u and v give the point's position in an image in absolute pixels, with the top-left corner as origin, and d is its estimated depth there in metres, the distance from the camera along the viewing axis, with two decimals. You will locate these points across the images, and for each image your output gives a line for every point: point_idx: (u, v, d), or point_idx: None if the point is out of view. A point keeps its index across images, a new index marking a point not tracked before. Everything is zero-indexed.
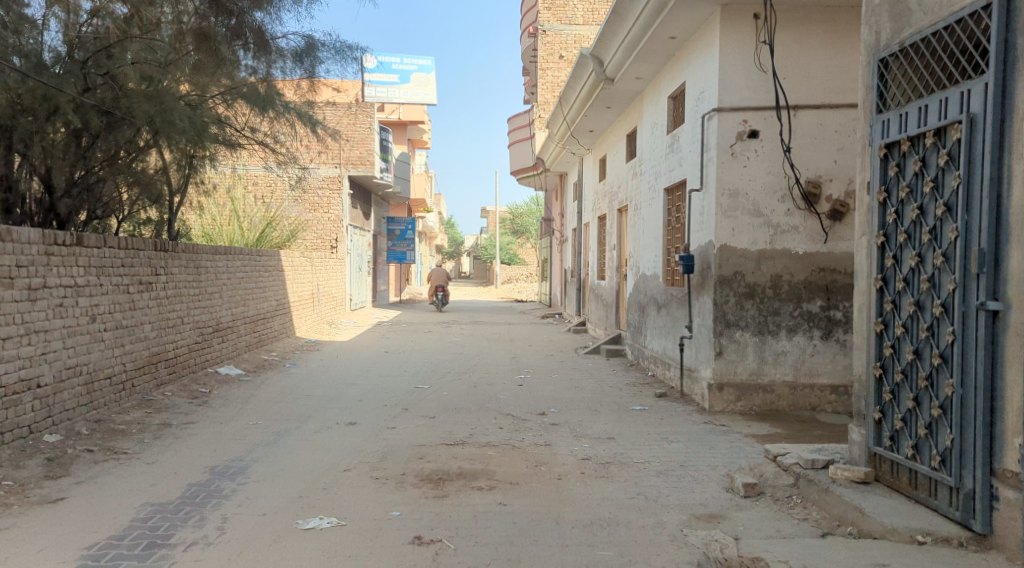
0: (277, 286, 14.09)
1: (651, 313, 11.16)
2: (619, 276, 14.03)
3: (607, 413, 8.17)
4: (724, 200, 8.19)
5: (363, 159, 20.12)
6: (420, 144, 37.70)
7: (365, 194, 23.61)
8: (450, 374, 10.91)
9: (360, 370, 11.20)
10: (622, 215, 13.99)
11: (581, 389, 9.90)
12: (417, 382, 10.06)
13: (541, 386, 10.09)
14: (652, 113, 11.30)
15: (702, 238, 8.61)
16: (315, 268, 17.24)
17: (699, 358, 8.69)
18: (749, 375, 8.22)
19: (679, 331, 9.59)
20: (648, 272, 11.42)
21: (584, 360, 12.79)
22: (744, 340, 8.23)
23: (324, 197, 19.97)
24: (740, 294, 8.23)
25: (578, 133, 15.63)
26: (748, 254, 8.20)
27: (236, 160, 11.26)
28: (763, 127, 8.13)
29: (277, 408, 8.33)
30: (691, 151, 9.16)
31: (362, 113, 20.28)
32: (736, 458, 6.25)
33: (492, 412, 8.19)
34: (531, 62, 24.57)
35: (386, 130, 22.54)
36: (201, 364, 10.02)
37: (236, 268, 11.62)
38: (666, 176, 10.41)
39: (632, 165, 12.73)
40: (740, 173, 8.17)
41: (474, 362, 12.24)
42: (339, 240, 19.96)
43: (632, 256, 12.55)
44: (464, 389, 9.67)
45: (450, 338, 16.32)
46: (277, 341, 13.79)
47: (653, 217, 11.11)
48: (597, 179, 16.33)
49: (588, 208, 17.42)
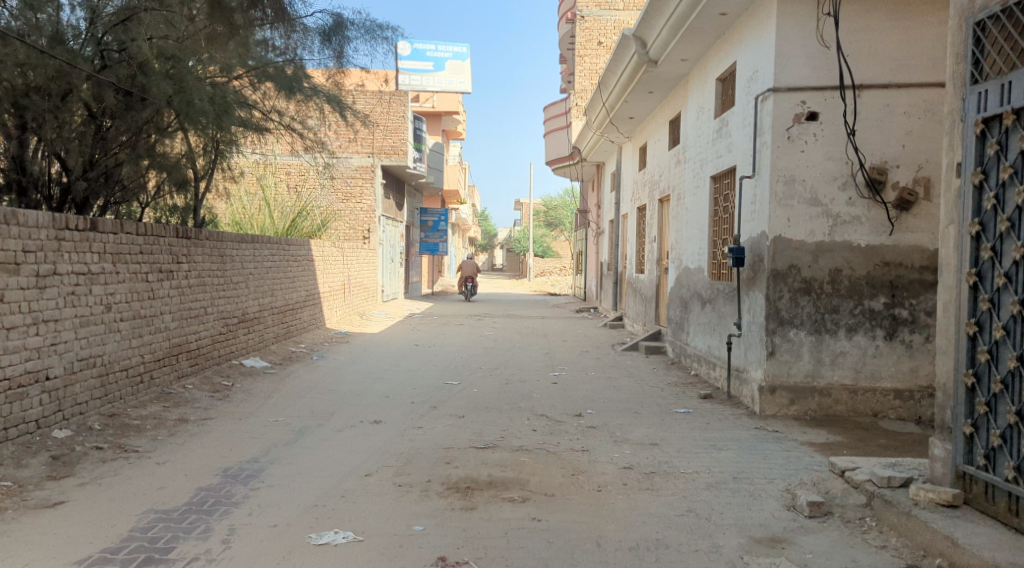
0: (307, 276, 13.71)
1: (695, 309, 10.58)
2: (660, 269, 13.44)
3: (649, 416, 7.64)
4: (778, 188, 7.61)
5: (395, 149, 19.66)
6: (454, 135, 37.28)
7: (398, 184, 23.23)
8: (482, 370, 10.44)
9: (388, 365, 10.77)
10: (663, 206, 13.40)
11: (620, 389, 9.37)
12: (447, 379, 9.61)
13: (578, 385, 9.58)
14: (698, 97, 10.70)
15: (754, 228, 8.02)
16: (346, 259, 16.86)
17: (748, 358, 8.12)
18: (804, 377, 7.64)
19: (726, 329, 9.01)
20: (691, 266, 10.84)
21: (622, 357, 12.24)
22: (799, 339, 7.64)
23: (357, 187, 19.50)
24: (795, 290, 7.65)
25: (617, 120, 15.06)
26: (805, 246, 7.61)
27: (264, 145, 10.89)
28: (823, 109, 7.53)
29: (300, 403, 7.92)
30: (742, 135, 8.58)
31: (395, 101, 19.87)
32: (795, 470, 5.69)
33: (526, 413, 7.69)
34: (569, 50, 23.97)
35: (420, 118, 22.12)
36: (225, 356, 9.61)
37: (264, 257, 11.22)
38: (713, 163, 9.83)
39: (675, 153, 12.14)
40: (798, 159, 7.58)
41: (507, 358, 11.75)
42: (372, 230, 19.56)
43: (674, 249, 11.97)
44: (496, 387, 9.19)
45: (482, 331, 15.85)
46: (306, 332, 13.41)
47: (698, 207, 10.53)
48: (637, 168, 15.74)
49: (627, 199, 16.83)
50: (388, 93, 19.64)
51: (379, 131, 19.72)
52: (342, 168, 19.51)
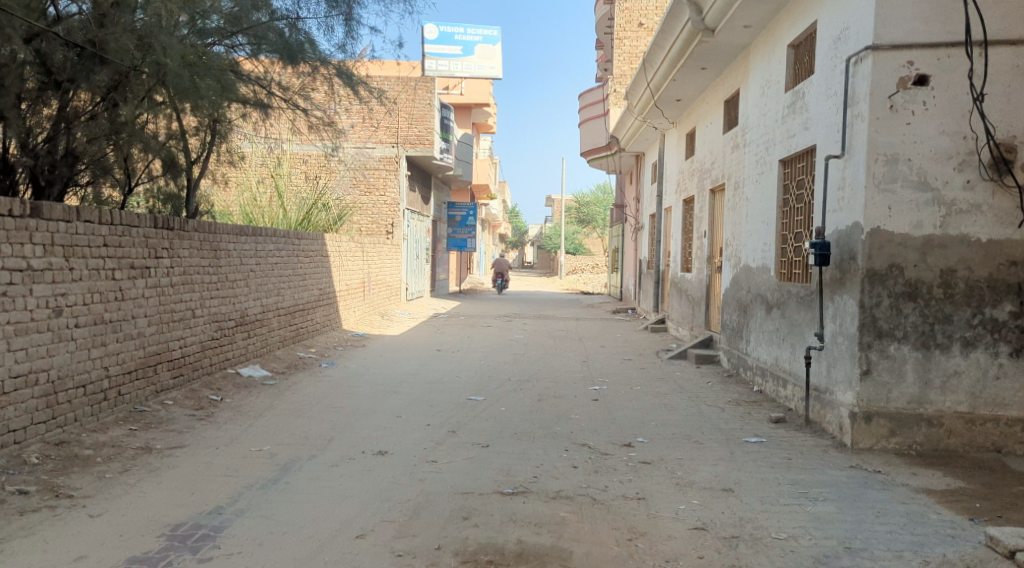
0: (321, 273, 12.46)
1: (759, 314, 9.14)
2: (711, 267, 12.00)
3: (714, 447, 6.25)
4: (877, 168, 6.21)
5: (421, 138, 18.41)
6: (484, 128, 35.95)
7: (425, 177, 21.94)
8: (512, 382, 9.10)
9: (405, 374, 9.47)
10: (715, 197, 11.98)
11: (673, 409, 7.95)
12: (470, 393, 8.29)
13: (623, 403, 8.17)
14: (762, 70, 9.30)
15: (842, 219, 6.61)
16: (366, 255, 15.62)
17: (834, 376, 6.70)
18: (907, 403, 6.21)
19: (802, 339, 7.58)
20: (754, 263, 9.42)
21: (669, 367, 10.83)
22: (901, 355, 6.22)
23: (381, 178, 18.26)
24: (896, 294, 6.24)
25: (662, 104, 13.65)
26: (911, 241, 6.19)
27: (268, 127, 9.69)
28: (935, 71, 6.11)
29: (294, 422, 6.66)
30: (824, 109, 7.18)
31: (420, 88, 18.55)
32: (925, 541, 4.31)
33: (564, 441, 6.34)
34: (606, 34, 22.59)
35: (448, 107, 20.82)
36: (219, 365, 8.27)
37: (268, 253, 9.96)
38: (783, 145, 8.42)
39: (732, 135, 10.73)
40: (903, 133, 6.17)
41: (540, 367, 10.38)
42: (396, 224, 18.36)
43: (730, 244, 10.56)
44: (527, 405, 7.83)
45: (512, 334, 14.48)
46: (319, 335, 12.13)
47: (763, 195, 9.11)
48: (684, 156, 14.30)
49: (672, 190, 15.36)
50: (412, 79, 18.36)
51: (404, 121, 18.49)
52: (363, 159, 18.29)
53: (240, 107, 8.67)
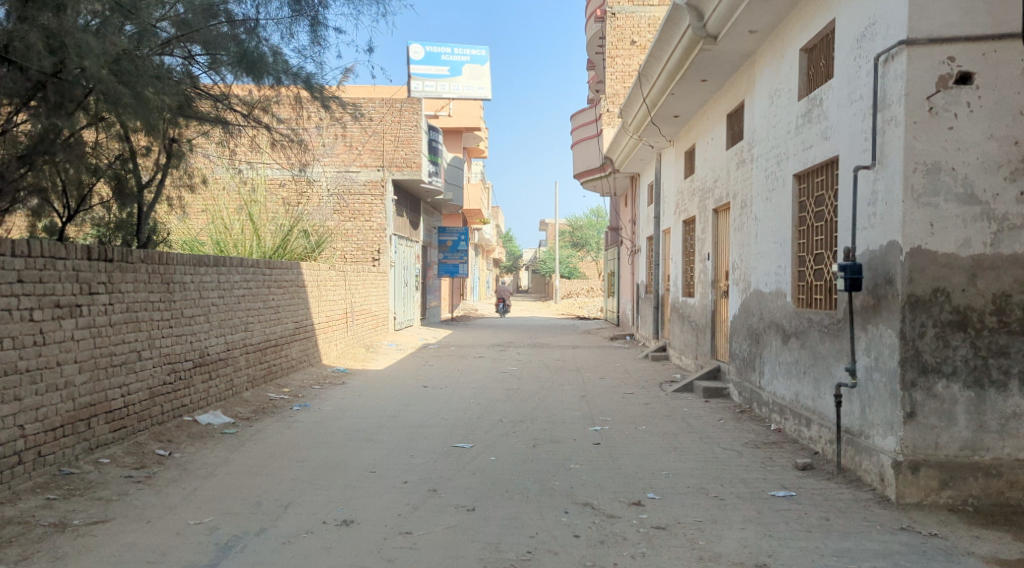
0: (298, 305, 11.56)
1: (774, 344, 8.27)
2: (717, 292, 11.15)
3: (737, 505, 5.36)
4: (917, 179, 5.39)
5: (408, 161, 17.58)
6: (475, 152, 35.23)
7: (413, 201, 21.10)
8: (503, 424, 8.19)
9: (385, 416, 8.58)
10: (719, 217, 11.17)
11: (685, 453, 7.06)
12: (456, 439, 7.40)
13: (628, 447, 7.28)
14: (770, 78, 8.52)
15: (875, 238, 5.77)
16: (349, 284, 14.74)
17: (870, 418, 5.83)
18: (959, 450, 5.36)
19: (830, 375, 6.71)
20: (766, 288, 8.56)
21: (675, 401, 9.93)
22: (951, 395, 5.37)
23: (366, 204, 17.46)
24: (943, 324, 5.39)
25: (660, 120, 12.87)
26: (958, 261, 5.36)
27: (232, 147, 8.86)
28: (981, 67, 5.33)
29: (251, 481, 5.77)
30: (847, 114, 6.37)
31: (406, 109, 17.67)
32: None
33: (562, 501, 5.45)
34: (597, 52, 21.93)
35: (436, 129, 20.06)
36: (173, 414, 7.36)
37: (234, 285, 9.08)
38: (798, 157, 7.62)
39: (737, 149, 9.92)
40: (944, 139, 5.36)
41: (534, 405, 9.48)
42: (382, 251, 17.53)
43: (738, 267, 9.72)
44: (521, 452, 6.94)
45: (504, 366, 13.57)
46: (295, 372, 11.19)
47: (775, 214, 8.28)
48: (684, 174, 13.51)
49: (671, 211, 14.55)
50: (397, 100, 17.58)
51: (389, 143, 17.62)
52: (348, 182, 17.49)
53: (194, 123, 7.86)
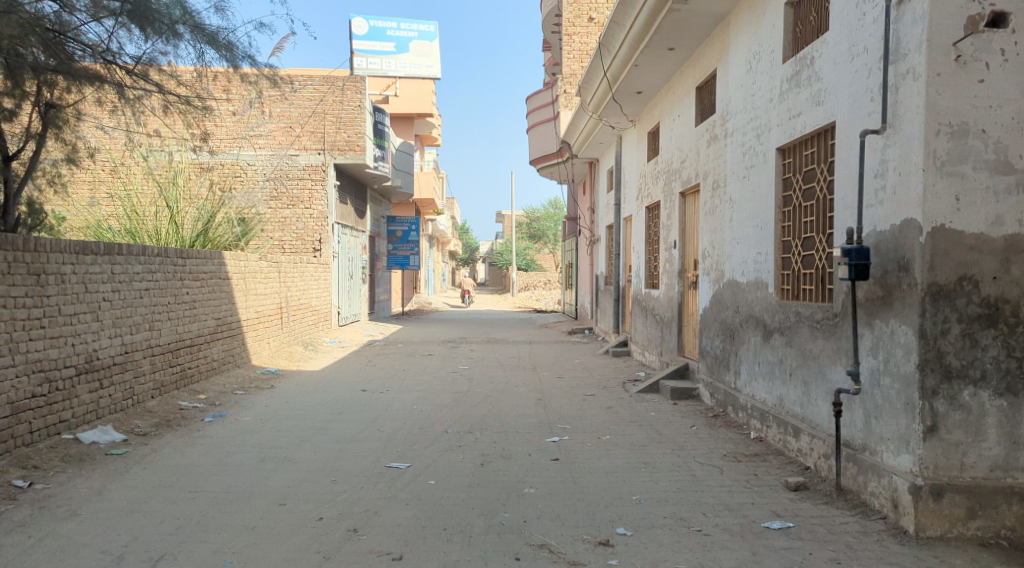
0: (221, 299, 10.28)
1: (752, 341, 7.34)
2: (684, 283, 10.21)
3: (726, 546, 4.38)
4: (940, 143, 4.46)
5: (351, 144, 16.32)
6: (426, 141, 33.95)
7: (359, 189, 19.84)
8: (448, 437, 7.12)
9: (312, 426, 7.43)
10: (686, 200, 10.24)
11: (656, 470, 6.07)
12: (392, 456, 6.31)
13: (591, 464, 6.26)
14: (747, 41, 7.59)
15: (885, 215, 4.83)
16: (283, 276, 13.46)
17: (878, 431, 4.90)
18: (988, 471, 4.46)
19: (824, 377, 5.78)
20: (743, 277, 7.62)
21: (641, 404, 8.94)
22: (979, 404, 4.47)
23: (306, 190, 16.19)
24: (970, 320, 4.47)
25: (621, 97, 11.89)
26: (988, 243, 4.47)
27: (132, 115, 7.66)
28: (1016, 8, 4.45)
29: (125, 521, 4.64)
30: (846, 72, 5.44)
31: (348, 88, 16.43)
32: None
33: (510, 542, 4.46)
34: (553, 32, 20.86)
35: (384, 111, 18.83)
36: (46, 429, 6.15)
37: (134, 276, 7.84)
38: (782, 128, 6.68)
39: (707, 124, 8.98)
40: (974, 93, 4.45)
41: (485, 412, 8.41)
42: (324, 241, 16.28)
43: (708, 256, 8.79)
44: (465, 473, 5.89)
45: (454, 366, 12.48)
46: (216, 376, 9.92)
47: (754, 193, 7.34)
48: (646, 157, 12.55)
49: (632, 197, 13.59)
50: (339, 79, 16.34)
51: (331, 124, 16.31)
52: (286, 166, 16.19)
53: (72, 82, 6.66)
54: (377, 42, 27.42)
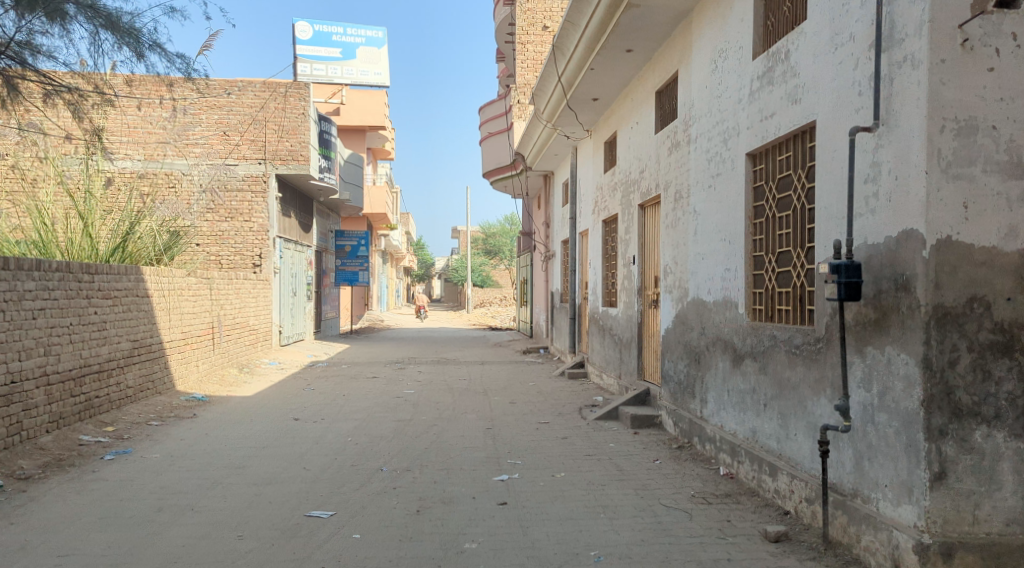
0: (138, 319, 9.29)
1: (719, 366, 6.68)
2: (645, 301, 9.55)
3: None
4: (945, 141, 3.84)
5: (294, 154, 15.47)
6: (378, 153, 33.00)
7: (304, 202, 18.88)
8: (381, 476, 6.28)
9: (227, 464, 6.53)
10: (646, 213, 9.58)
11: (617, 517, 5.31)
12: (314, 502, 5.47)
13: (544, 509, 5.48)
14: (713, 38, 6.96)
15: (880, 227, 4.19)
16: (216, 293, 12.47)
17: (872, 475, 4.25)
18: (1004, 525, 3.86)
19: (805, 410, 5.13)
20: (709, 296, 6.96)
21: (599, 434, 8.21)
22: (992, 446, 3.86)
23: (245, 202, 15.21)
24: (981, 348, 3.87)
25: (576, 104, 11.22)
26: (1001, 259, 3.87)
27: (21, 112, 6.75)
28: None
29: None
30: (829, 63, 4.80)
31: (292, 95, 15.51)
32: None
33: None
34: (506, 42, 20.20)
35: (330, 120, 17.90)
36: None
37: (24, 293, 6.86)
38: (753, 130, 6.04)
39: (669, 130, 8.34)
40: (983, 83, 3.85)
41: (427, 444, 7.58)
42: (264, 256, 15.32)
43: (671, 272, 8.13)
44: (396, 524, 5.07)
45: (400, 390, 11.61)
46: (132, 405, 8.91)
47: (721, 203, 6.69)
48: (603, 168, 11.90)
49: (589, 211, 12.94)
50: (281, 85, 15.40)
51: (272, 133, 15.39)
52: (224, 177, 15.16)
53: None
54: (321, 48, 25.96)
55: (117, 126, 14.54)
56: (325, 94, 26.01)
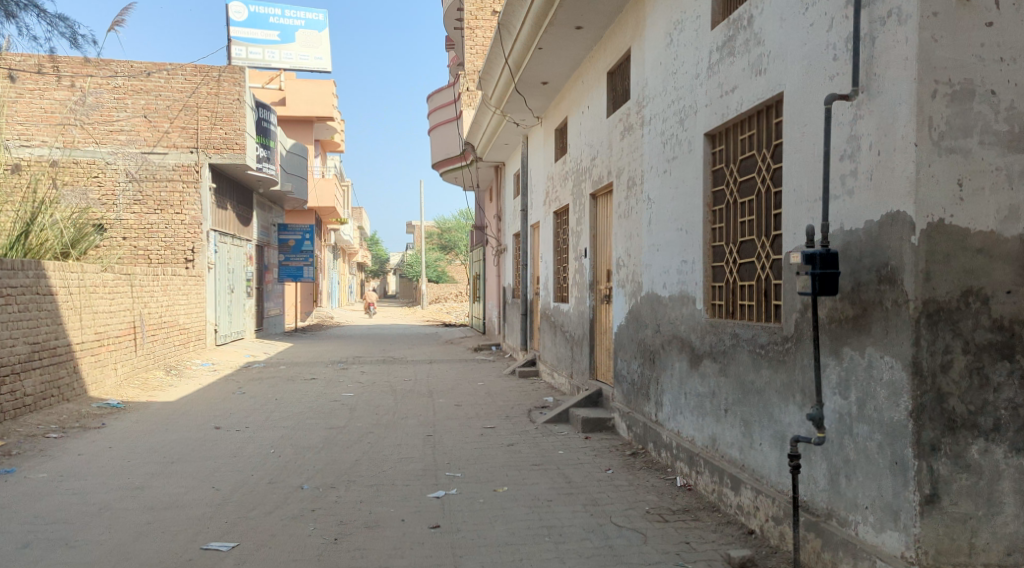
0: (39, 319, 8.45)
1: (675, 367, 6.12)
2: (597, 296, 8.97)
3: None
4: (937, 108, 3.32)
5: (228, 142, 14.57)
6: (326, 145, 32.03)
7: (243, 194, 17.95)
8: (302, 495, 5.55)
9: (125, 484, 5.75)
10: (598, 202, 9.00)
11: (562, 541, 4.69)
12: (215, 532, 4.74)
13: (480, 533, 4.84)
14: (668, 9, 6.39)
15: (859, 210, 3.65)
16: (139, 290, 11.57)
17: (850, 495, 3.72)
18: (1004, 554, 3.36)
19: (771, 417, 4.58)
20: (664, 290, 6.40)
21: (547, 439, 7.61)
22: (990, 462, 3.36)
23: (176, 193, 14.27)
24: (978, 350, 3.35)
25: (525, 89, 10.59)
26: (1000, 246, 3.36)
27: None
28: None
29: None
30: (797, 25, 4.25)
31: (226, 79, 14.59)
32: None
33: None
34: (456, 28, 19.49)
35: (269, 107, 16.96)
36: None
37: None
38: (711, 108, 5.48)
39: (621, 112, 7.76)
40: (979, 41, 3.34)
41: (358, 456, 6.88)
42: (197, 250, 14.43)
43: (623, 265, 7.56)
44: (308, 560, 4.38)
45: (338, 393, 10.86)
46: (29, 414, 8.08)
47: (677, 189, 6.12)
48: (554, 157, 11.30)
49: (539, 202, 12.33)
50: (214, 69, 14.48)
51: (205, 120, 14.45)
52: (152, 167, 14.17)
53: None
54: (258, 31, 25.53)
55: (32, 111, 13.58)
56: (263, 80, 24.91)
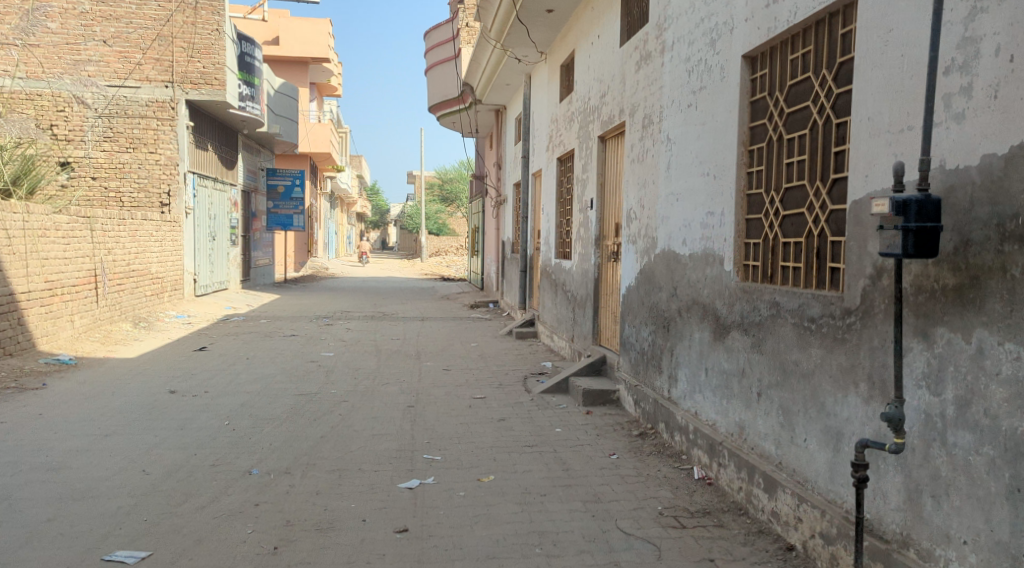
0: None
1: (695, 338, 5.17)
2: (603, 252, 7.99)
3: None
4: None
5: (207, 76, 13.42)
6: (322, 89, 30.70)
7: (226, 136, 16.84)
8: (246, 484, 4.61)
9: (38, 464, 4.83)
10: (607, 146, 7.96)
11: (556, 555, 3.79)
12: (127, 535, 3.84)
13: (456, 541, 3.94)
14: None
15: (974, 143, 2.67)
16: (101, 235, 10.56)
17: (939, 523, 2.81)
18: None
19: (820, 410, 3.65)
20: (683, 246, 5.42)
21: (543, 414, 6.69)
22: None
23: (149, 130, 13.15)
24: None
25: (528, 18, 9.46)
26: None
27: None
28: None
29: None
30: None
31: (203, 7, 13.37)
32: None
33: None
34: None
35: (253, 43, 15.71)
36: None
37: None
38: (753, 22, 4.44)
39: (637, 38, 6.68)
40: None
41: (325, 431, 5.96)
42: (174, 194, 13.35)
43: (635, 217, 6.56)
44: None
45: (318, 352, 9.93)
46: None
47: (704, 124, 5.10)
48: (559, 98, 10.20)
49: (541, 148, 11.28)
50: None
51: (180, 51, 13.28)
52: (123, 102, 13.06)
53: None
54: None
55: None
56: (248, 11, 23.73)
